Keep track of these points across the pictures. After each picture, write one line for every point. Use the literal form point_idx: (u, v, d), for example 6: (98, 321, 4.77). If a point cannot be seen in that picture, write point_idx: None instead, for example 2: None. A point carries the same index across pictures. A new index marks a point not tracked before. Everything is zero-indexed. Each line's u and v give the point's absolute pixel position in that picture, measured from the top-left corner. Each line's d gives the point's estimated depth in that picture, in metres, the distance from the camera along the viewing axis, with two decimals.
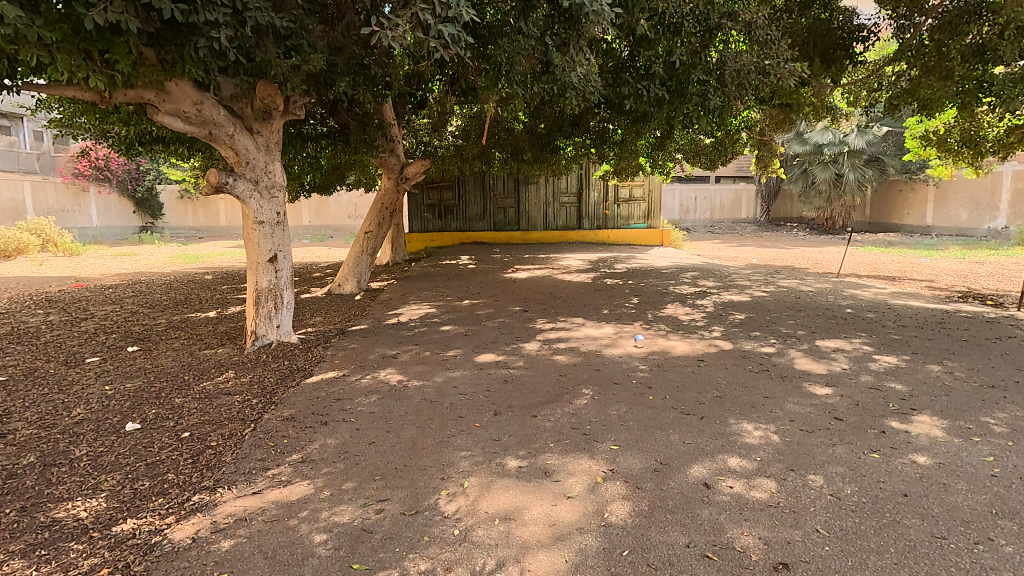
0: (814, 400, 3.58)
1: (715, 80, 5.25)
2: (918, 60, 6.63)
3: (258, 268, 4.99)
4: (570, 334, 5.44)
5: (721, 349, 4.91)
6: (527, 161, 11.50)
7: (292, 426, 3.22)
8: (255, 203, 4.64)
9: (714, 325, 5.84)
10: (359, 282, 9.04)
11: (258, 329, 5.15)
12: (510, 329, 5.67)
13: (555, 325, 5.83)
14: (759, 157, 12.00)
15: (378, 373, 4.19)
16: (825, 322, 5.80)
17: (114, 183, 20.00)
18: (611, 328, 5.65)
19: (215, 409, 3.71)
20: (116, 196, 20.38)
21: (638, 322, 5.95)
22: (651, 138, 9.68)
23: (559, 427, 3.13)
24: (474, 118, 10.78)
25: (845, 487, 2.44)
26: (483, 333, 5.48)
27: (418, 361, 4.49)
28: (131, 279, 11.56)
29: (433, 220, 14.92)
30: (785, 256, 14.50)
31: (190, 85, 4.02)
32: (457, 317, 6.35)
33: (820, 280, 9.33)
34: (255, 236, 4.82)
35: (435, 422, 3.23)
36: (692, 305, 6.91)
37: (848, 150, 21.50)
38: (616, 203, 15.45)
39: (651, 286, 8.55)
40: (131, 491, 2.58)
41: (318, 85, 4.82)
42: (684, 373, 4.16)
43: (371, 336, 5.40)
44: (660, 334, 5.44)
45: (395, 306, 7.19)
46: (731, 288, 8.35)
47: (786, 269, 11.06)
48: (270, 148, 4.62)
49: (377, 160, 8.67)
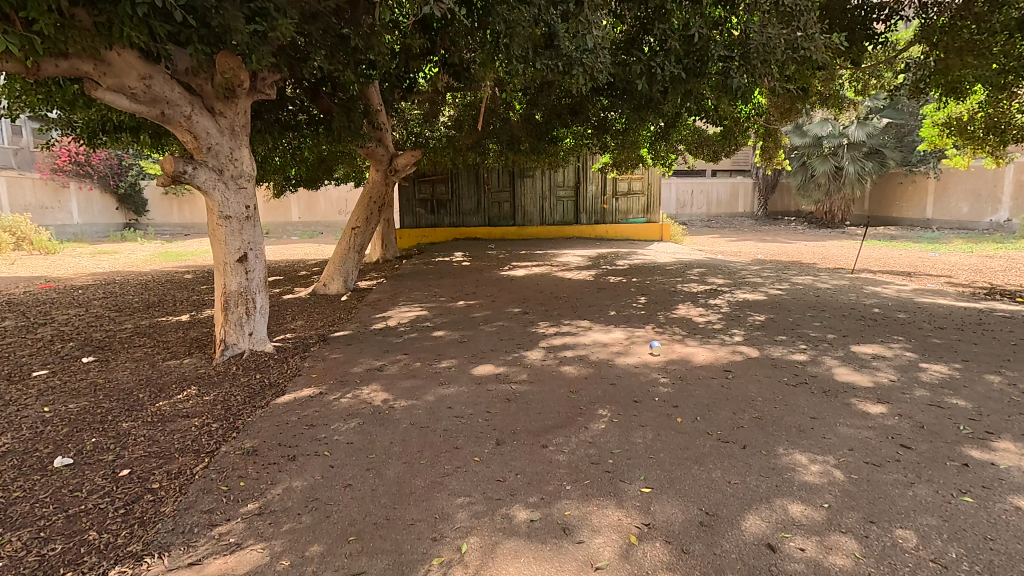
0: (871, 421, 3.05)
1: (739, 57, 4.81)
2: (942, 40, 6.21)
3: (226, 270, 4.41)
4: (577, 339, 4.89)
5: (747, 357, 4.38)
6: (522, 153, 10.96)
7: (252, 463, 2.67)
8: (219, 194, 4.06)
9: (734, 328, 5.32)
10: (346, 282, 8.46)
11: (227, 337, 4.58)
12: (511, 334, 5.12)
13: (559, 330, 5.29)
14: (764, 148, 11.51)
15: (360, 390, 3.64)
16: (855, 323, 5.31)
17: (96, 179, 19.28)
18: (621, 333, 5.12)
19: (165, 438, 3.14)
20: (98, 192, 19.65)
21: (650, 326, 5.43)
22: (655, 126, 9.29)
23: (576, 463, 2.59)
24: (467, 107, 10.22)
25: (947, 549, 1.92)
26: (481, 340, 4.93)
27: (407, 374, 3.94)
28: (105, 279, 10.91)
29: (425, 214, 14.35)
30: (788, 251, 14.06)
31: (136, 55, 3.44)
32: (452, 320, 5.81)
33: (834, 276, 8.86)
34: (221, 233, 4.24)
35: (426, 456, 2.68)
36: (706, 305, 6.39)
37: (848, 142, 20.92)
38: (614, 197, 14.92)
39: (658, 284, 8.02)
40: (35, 560, 2.02)
41: (291, 59, 4.22)
42: (712, 388, 3.63)
43: (356, 344, 4.83)
44: (677, 340, 4.91)
45: (383, 308, 6.63)
46: (743, 285, 7.85)
47: (795, 265, 10.58)
48: (235, 132, 4.04)
49: (365, 151, 8.08)
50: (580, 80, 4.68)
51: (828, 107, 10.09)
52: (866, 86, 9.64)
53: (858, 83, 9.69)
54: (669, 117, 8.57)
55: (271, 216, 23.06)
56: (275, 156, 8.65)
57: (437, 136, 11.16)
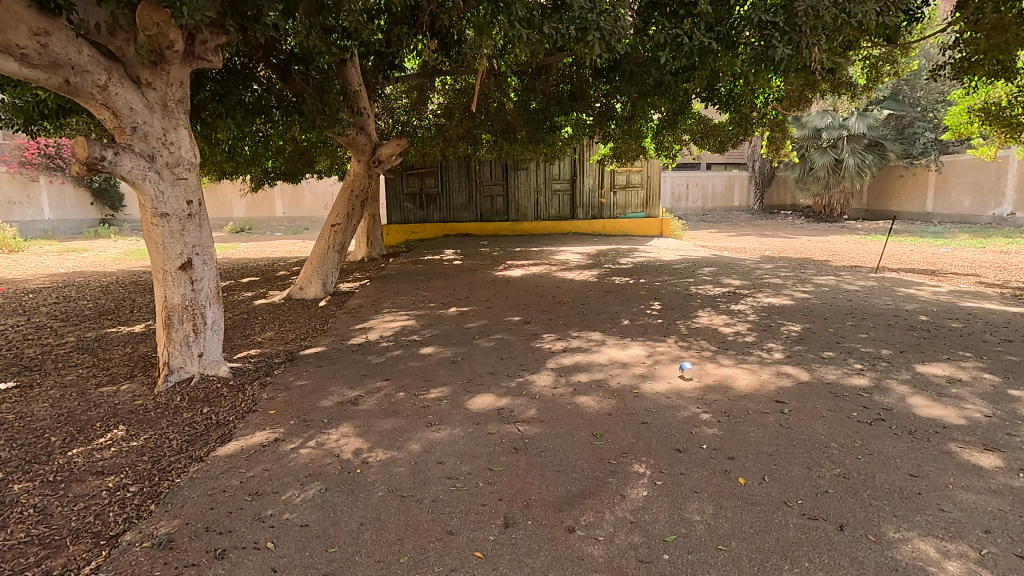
0: (991, 481, 2.34)
1: (783, 23, 4.08)
2: (987, 21, 5.50)
3: (166, 280, 3.62)
4: (591, 359, 4.14)
5: (797, 381, 3.67)
6: (516, 144, 10.13)
7: (164, 563, 1.90)
8: (151, 186, 3.27)
9: (769, 342, 4.60)
10: (325, 285, 7.67)
11: (171, 360, 3.80)
12: (512, 352, 4.37)
13: (568, 345, 4.55)
14: (772, 139, 10.86)
15: (326, 436, 2.87)
16: (907, 336, 4.62)
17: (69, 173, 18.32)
18: (641, 349, 4.38)
19: (61, 511, 2.34)
20: (71, 186, 18.55)
21: (672, 339, 4.71)
22: (660, 112, 8.61)
23: (619, 562, 1.86)
24: (461, 93, 9.46)
25: None
26: (478, 359, 4.17)
27: (387, 411, 3.17)
28: (64, 280, 10.00)
29: (414, 210, 13.54)
30: (795, 248, 13.39)
31: (24, 4, 2.68)
32: (443, 332, 5.05)
33: (857, 276, 8.19)
34: (157, 234, 3.46)
35: (408, 550, 1.93)
36: (730, 312, 5.68)
37: (847, 134, 20.37)
38: (612, 190, 14.18)
39: (669, 287, 7.29)
40: None
41: (241, 20, 3.44)
42: (769, 428, 2.90)
43: (327, 366, 4.05)
44: (708, 358, 4.19)
45: (364, 317, 5.84)
46: (763, 287, 7.15)
47: (809, 263, 9.90)
48: (169, 109, 3.24)
49: (344, 139, 7.25)
50: (596, 47, 3.99)
51: (839, 92, 9.55)
52: (880, 75, 9.18)
53: (874, 70, 9.13)
54: (679, 99, 7.94)
55: (255, 211, 22.24)
56: (247, 146, 7.82)
57: (425, 125, 10.39)
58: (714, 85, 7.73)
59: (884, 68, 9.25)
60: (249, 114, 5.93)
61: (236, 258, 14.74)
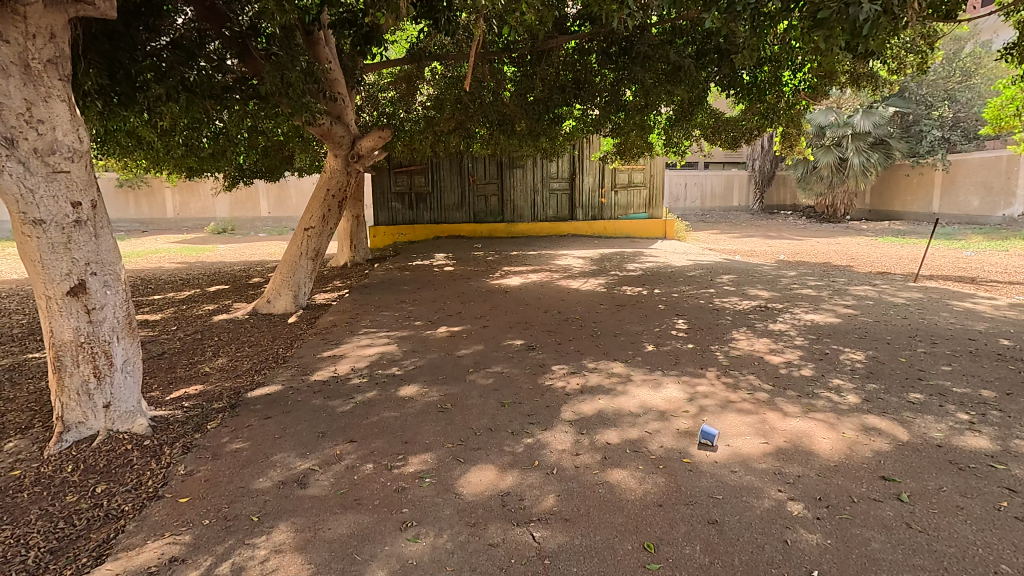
0: None
1: None
2: None
3: (51, 308, 2.70)
4: (618, 406, 3.23)
5: (895, 439, 2.78)
6: (511, 139, 9.15)
7: None
8: (13, 181, 2.48)
9: (835, 378, 3.70)
10: (296, 299, 6.71)
11: (67, 414, 2.86)
12: (515, 393, 3.45)
13: (586, 382, 3.64)
14: (786, 134, 10.13)
15: (250, 550, 1.95)
16: (1001, 369, 3.74)
17: None
18: (678, 390, 3.47)
19: None
20: None
21: (715, 374, 3.81)
22: (669, 104, 7.76)
23: None
24: (452, 83, 8.46)
25: None
26: (472, 407, 3.25)
27: (347, 501, 2.25)
28: (11, 288, 8.96)
29: (402, 210, 12.59)
30: (810, 251, 12.54)
31: None
32: (430, 362, 4.13)
33: (895, 285, 7.36)
34: (32, 248, 2.59)
35: None
36: (772, 335, 4.80)
37: (852, 132, 19.57)
38: (613, 189, 13.31)
39: (690, 299, 6.41)
40: None
41: None
42: (895, 532, 2.01)
43: (277, 418, 3.11)
44: (765, 404, 3.29)
45: (338, 340, 4.90)
46: (798, 300, 6.27)
47: (833, 270, 9.07)
48: (30, 70, 2.49)
49: (317, 131, 6.29)
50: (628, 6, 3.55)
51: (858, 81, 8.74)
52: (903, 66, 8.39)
53: (893, 61, 8.39)
54: (696, 87, 7.07)
55: (237, 210, 21.21)
56: (204, 141, 6.84)
57: (413, 118, 9.45)
58: (737, 70, 6.83)
59: (908, 60, 8.52)
60: (196, 98, 4.81)
61: (213, 262, 13.75)
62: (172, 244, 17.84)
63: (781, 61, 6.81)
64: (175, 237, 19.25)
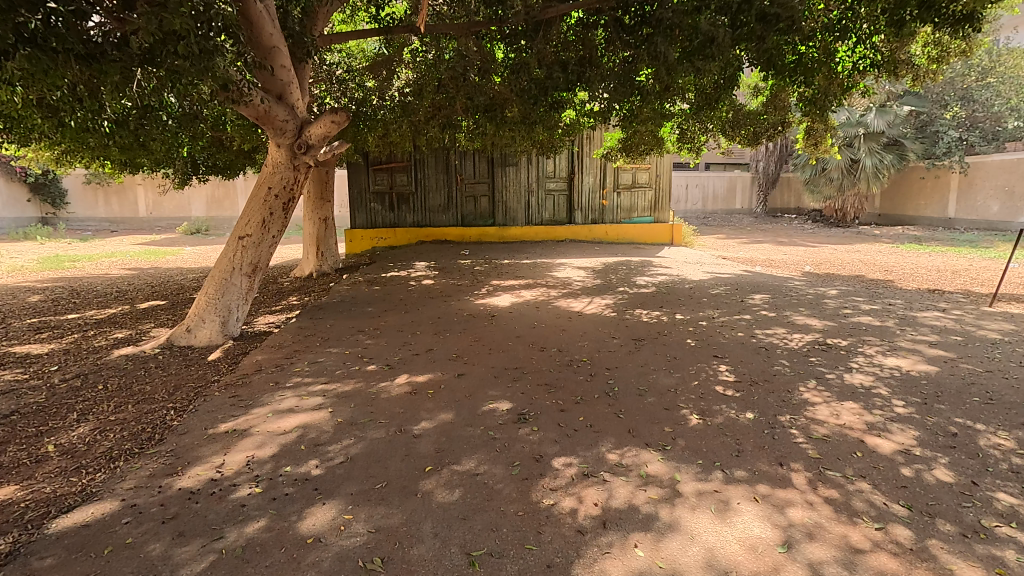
0: None
1: None
2: None
3: None
4: (671, 569, 1.88)
5: None
6: (500, 133, 7.77)
7: None
8: None
9: (1001, 492, 2.36)
10: (224, 326, 5.29)
11: None
12: (494, 530, 2.08)
13: (609, 500, 2.28)
14: (810, 131, 8.82)
15: None
16: None
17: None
18: (762, 525, 2.12)
19: None
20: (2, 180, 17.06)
21: (807, 480, 2.46)
22: (690, 87, 6.36)
23: None
24: (432, 64, 7.12)
25: None
26: (418, 569, 1.88)
27: None
28: None
29: (382, 212, 11.17)
30: (836, 262, 11.19)
31: None
32: (370, 449, 2.74)
33: (967, 310, 6.03)
34: None
35: None
36: (861, 395, 3.44)
37: (866, 132, 18.02)
38: (616, 191, 11.97)
39: (729, 331, 5.05)
40: None
41: None
42: None
43: None
44: (918, 558, 1.94)
45: (253, 399, 3.51)
46: (866, 333, 4.92)
47: (878, 287, 7.75)
48: None
49: (252, 113, 4.89)
50: None
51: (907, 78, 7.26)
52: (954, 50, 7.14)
53: (939, 48, 7.20)
54: (727, 65, 5.68)
55: (215, 209, 19.67)
56: (104, 125, 5.36)
57: (388, 105, 8.06)
58: (781, 46, 5.47)
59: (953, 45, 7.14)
60: (47, 59, 3.30)
61: (172, 267, 12.30)
62: (137, 246, 16.38)
63: (839, 31, 5.44)
64: (142, 238, 17.78)
